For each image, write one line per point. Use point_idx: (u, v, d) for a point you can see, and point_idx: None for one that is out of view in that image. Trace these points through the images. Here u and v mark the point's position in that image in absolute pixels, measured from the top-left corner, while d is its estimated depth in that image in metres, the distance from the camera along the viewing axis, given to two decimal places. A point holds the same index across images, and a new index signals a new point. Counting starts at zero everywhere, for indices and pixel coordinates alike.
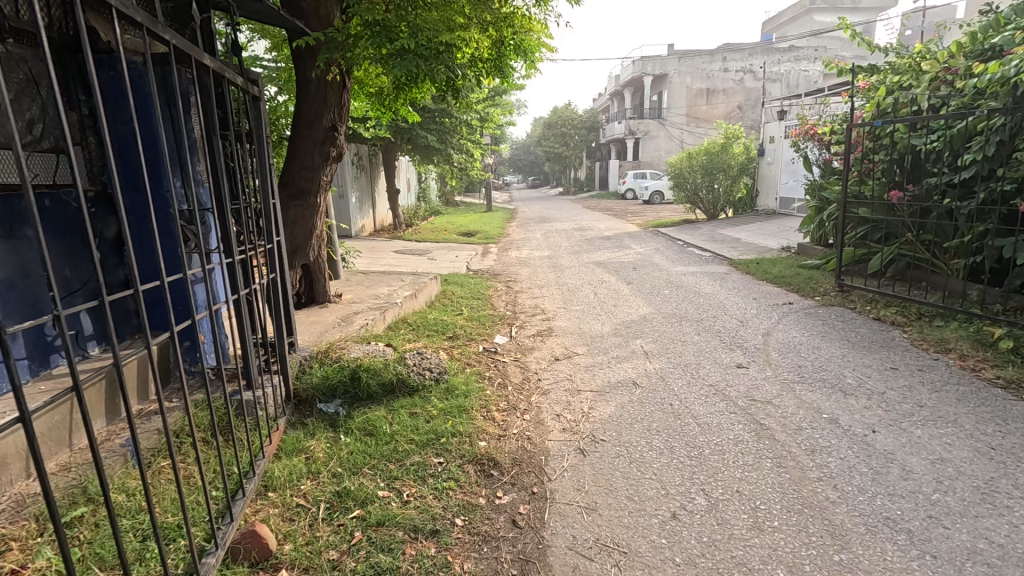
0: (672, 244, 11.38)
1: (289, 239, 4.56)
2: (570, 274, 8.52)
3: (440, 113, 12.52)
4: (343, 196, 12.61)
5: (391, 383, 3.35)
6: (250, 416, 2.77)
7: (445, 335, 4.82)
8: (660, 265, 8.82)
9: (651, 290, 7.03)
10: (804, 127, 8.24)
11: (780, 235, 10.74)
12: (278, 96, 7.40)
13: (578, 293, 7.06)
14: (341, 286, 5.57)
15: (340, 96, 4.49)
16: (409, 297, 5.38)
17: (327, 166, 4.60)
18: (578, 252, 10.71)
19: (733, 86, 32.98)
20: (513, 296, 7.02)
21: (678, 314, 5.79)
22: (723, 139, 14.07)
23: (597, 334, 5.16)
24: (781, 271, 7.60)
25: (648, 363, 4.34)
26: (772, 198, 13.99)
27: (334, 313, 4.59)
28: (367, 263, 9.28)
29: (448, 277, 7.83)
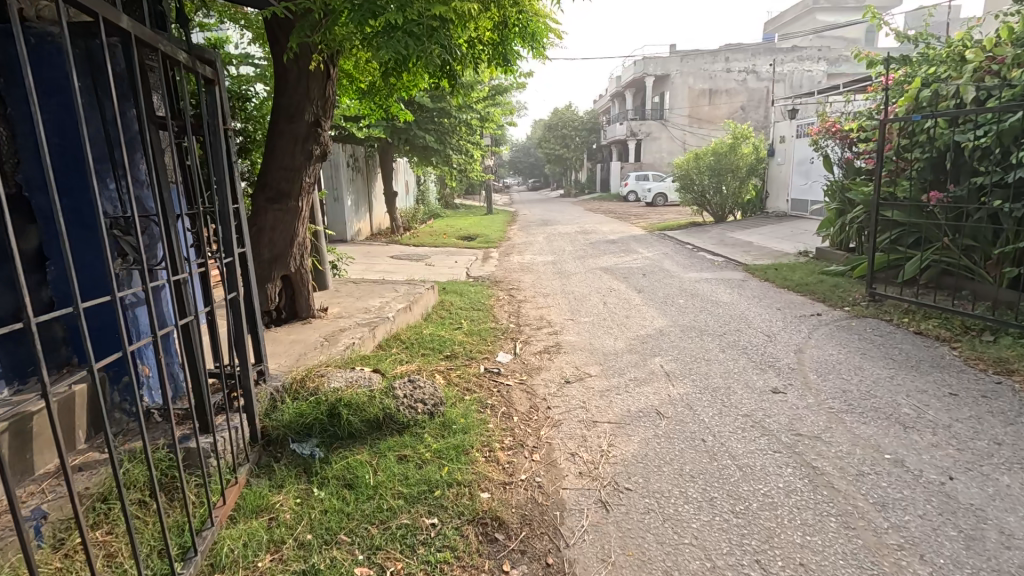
0: (681, 248, 10.89)
1: (268, 247, 4.08)
2: (575, 281, 8.03)
3: (439, 112, 12.03)
4: (338, 199, 12.12)
5: (377, 420, 2.84)
6: (201, 469, 2.26)
7: (442, 354, 4.33)
8: (672, 272, 8.31)
9: (665, 299, 6.54)
10: (825, 124, 7.73)
11: (795, 239, 10.23)
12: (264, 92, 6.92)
13: (586, 303, 6.56)
14: (328, 298, 5.08)
15: (323, 89, 4.02)
16: (403, 311, 4.89)
17: (310, 166, 4.12)
18: (583, 257, 10.21)
19: (736, 87, 32.52)
20: (516, 306, 6.52)
21: (698, 327, 5.30)
22: (731, 139, 13.54)
23: (611, 351, 4.67)
24: (803, 278, 7.11)
25: (672, 387, 3.84)
26: (783, 200, 13.48)
27: (318, 330, 4.09)
28: (361, 270, 8.78)
29: (446, 285, 7.34)
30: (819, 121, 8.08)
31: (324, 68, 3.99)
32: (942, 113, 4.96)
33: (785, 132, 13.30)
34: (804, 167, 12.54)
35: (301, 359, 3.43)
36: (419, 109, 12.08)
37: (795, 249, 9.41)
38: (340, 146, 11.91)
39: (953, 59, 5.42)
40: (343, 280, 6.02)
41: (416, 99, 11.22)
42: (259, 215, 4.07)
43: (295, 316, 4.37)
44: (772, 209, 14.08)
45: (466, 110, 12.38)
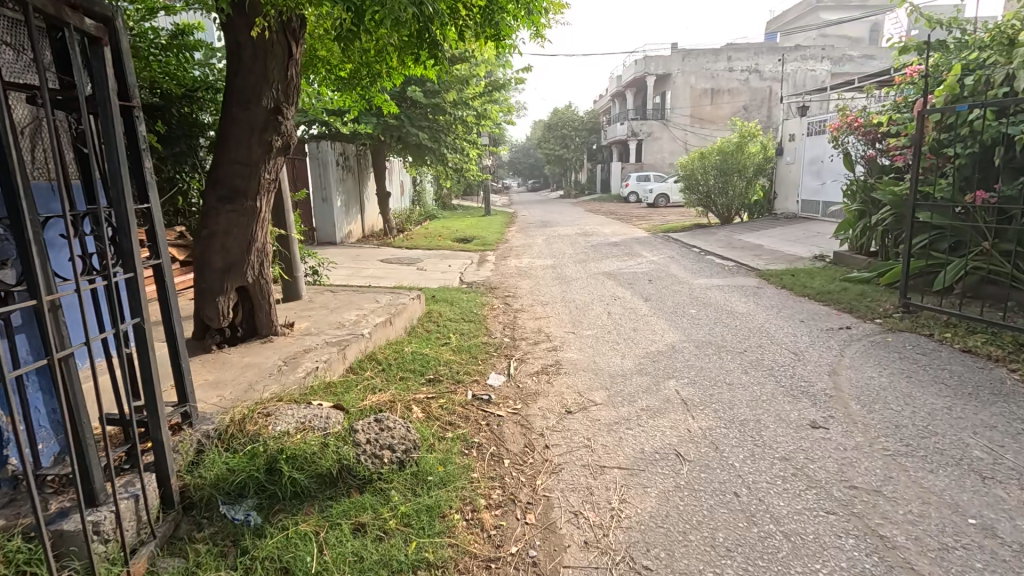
0: (687, 251, 10.33)
1: (220, 255, 3.49)
2: (577, 288, 7.47)
3: (433, 108, 11.44)
4: (327, 199, 11.55)
5: (331, 475, 2.26)
6: (76, 561, 1.68)
7: (424, 377, 3.75)
8: (680, 277, 7.74)
9: (675, 309, 5.98)
10: (847, 119, 7.15)
11: (808, 242, 9.67)
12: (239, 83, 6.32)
13: (588, 313, 5.99)
14: (298, 312, 4.51)
15: (285, 69, 3.45)
16: (383, 326, 4.32)
17: (270, 161, 3.54)
18: (584, 261, 9.65)
19: (739, 86, 32.01)
20: (512, 316, 5.95)
21: (714, 343, 4.72)
22: (738, 137, 12.97)
23: (618, 372, 4.10)
24: (823, 285, 6.54)
25: (692, 420, 3.26)
26: (793, 201, 12.91)
27: (279, 351, 3.52)
28: (347, 275, 8.20)
29: (436, 292, 6.77)
30: (838, 115, 7.51)
31: (283, 45, 3.42)
32: (991, 102, 4.38)
33: (794, 130, 12.72)
34: (815, 167, 11.97)
35: (248, 392, 2.86)
36: (412, 106, 11.50)
37: (810, 253, 8.84)
38: (330, 143, 11.45)
39: (999, 43, 4.86)
40: (321, 289, 5.46)
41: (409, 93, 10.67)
42: (211, 217, 3.48)
43: (255, 334, 3.78)
44: (780, 210, 13.51)
45: (461, 107, 11.80)
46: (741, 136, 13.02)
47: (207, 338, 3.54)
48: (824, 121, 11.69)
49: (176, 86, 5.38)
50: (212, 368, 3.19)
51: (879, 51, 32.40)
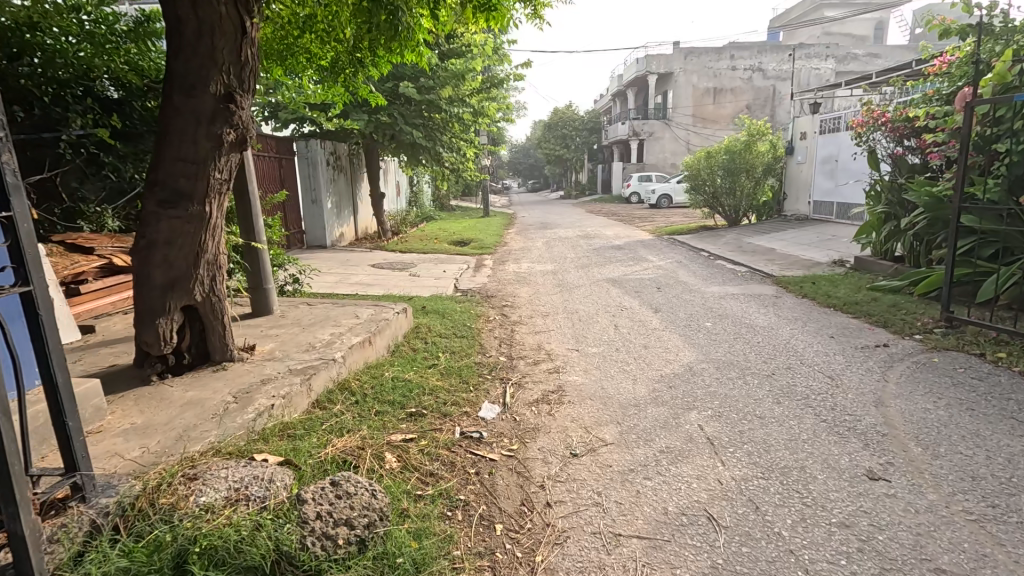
0: (695, 256, 9.79)
1: (162, 269, 2.94)
2: (580, 296, 6.94)
3: (428, 105, 10.89)
4: (316, 200, 11.01)
5: (264, 567, 1.71)
6: None
7: (405, 411, 3.21)
8: (691, 285, 7.19)
9: (689, 321, 5.45)
10: (875, 114, 6.59)
11: (824, 247, 9.13)
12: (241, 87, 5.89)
13: (593, 326, 5.45)
14: (265, 331, 3.96)
15: (239, 50, 2.92)
16: (360, 346, 3.77)
17: (221, 157, 3.00)
18: (586, 267, 9.10)
19: (742, 85, 31.49)
20: (509, 330, 5.40)
21: (738, 364, 4.18)
22: (746, 136, 12.43)
23: (631, 402, 3.55)
24: (849, 294, 6.00)
25: (723, 468, 2.71)
26: (804, 202, 12.36)
27: (231, 382, 2.97)
28: (333, 283, 7.66)
29: (427, 303, 6.23)
30: (863, 110, 6.96)
31: (235, 19, 2.87)
32: None
33: (806, 128, 12.17)
34: (828, 166, 11.42)
35: (179, 442, 2.31)
36: (405, 103, 10.94)
37: (828, 258, 8.30)
38: (319, 142, 10.86)
39: None
40: (297, 301, 4.92)
41: (401, 88, 10.12)
42: (150, 224, 2.91)
43: (207, 359, 3.24)
44: (790, 211, 12.96)
45: (457, 104, 11.26)
46: (750, 134, 12.47)
47: (147, 367, 2.99)
48: (838, 118, 11.14)
49: (140, 77, 4.84)
50: (145, 408, 2.64)
51: (884, 49, 31.83)
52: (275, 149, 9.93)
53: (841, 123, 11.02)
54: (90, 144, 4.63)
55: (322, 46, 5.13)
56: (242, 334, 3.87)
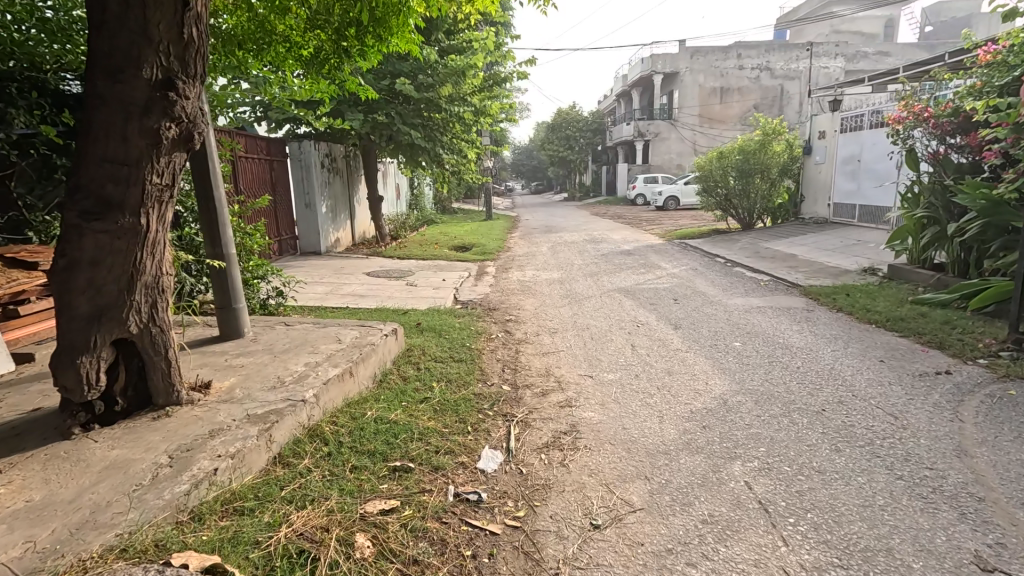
0: (712, 263, 9.19)
1: (86, 295, 2.38)
2: (590, 309, 6.37)
3: (426, 104, 10.34)
4: (310, 205, 10.50)
5: None
6: None
7: (387, 466, 2.64)
8: (712, 297, 6.60)
9: (715, 341, 4.87)
10: (916, 109, 6.01)
11: (851, 253, 8.52)
12: (221, 83, 5.36)
13: (607, 346, 4.86)
14: (229, 361, 3.39)
15: (180, 25, 2.37)
16: (339, 380, 3.21)
17: (161, 158, 2.44)
18: (595, 275, 8.51)
19: (749, 84, 30.85)
20: (513, 352, 4.83)
21: (780, 397, 3.60)
22: (761, 135, 11.82)
23: (659, 449, 2.98)
24: (891, 308, 5.41)
25: (787, 550, 2.14)
26: (823, 204, 11.74)
27: (171, 435, 2.40)
28: (324, 294, 7.12)
29: (423, 319, 5.68)
30: (900, 105, 6.37)
31: None
32: None
33: (825, 127, 11.57)
34: (850, 167, 10.81)
35: (79, 532, 1.75)
36: (403, 102, 10.40)
37: (857, 266, 7.70)
38: (313, 144, 10.34)
39: None
40: (274, 321, 4.35)
41: (398, 85, 9.54)
42: (69, 240, 2.35)
43: (148, 403, 2.67)
44: (808, 214, 12.34)
45: (458, 102, 10.70)
46: (765, 133, 11.86)
47: (67, 416, 2.42)
48: (860, 116, 10.53)
49: None
50: (52, 475, 2.08)
51: (895, 47, 31.14)
52: (266, 150, 9.42)
53: (864, 120, 10.41)
54: (39, 144, 4.12)
55: (304, 34, 4.58)
56: (203, 365, 3.31)
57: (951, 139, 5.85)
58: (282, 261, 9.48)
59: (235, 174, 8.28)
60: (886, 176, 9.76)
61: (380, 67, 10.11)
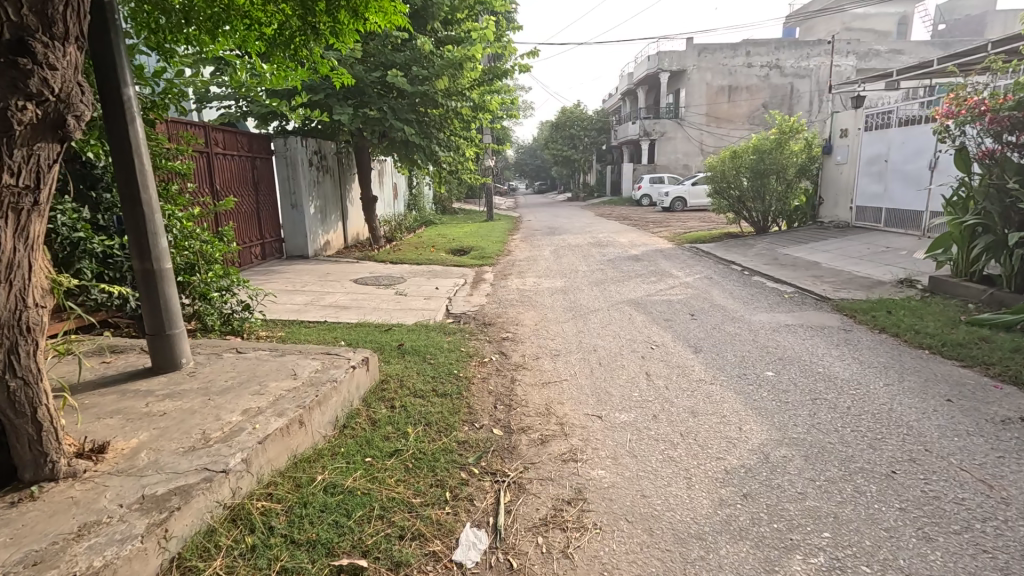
0: (728, 270, 8.48)
1: None
2: (596, 325, 5.69)
3: (421, 99, 9.63)
4: (297, 205, 9.80)
5: None
6: None
7: (330, 567, 1.97)
8: (733, 313, 5.89)
9: (745, 370, 4.17)
10: (970, 102, 5.29)
11: (881, 262, 7.80)
12: (178, 67, 4.68)
13: (618, 376, 4.18)
14: (150, 405, 2.72)
15: None
16: (281, 434, 2.53)
17: (15, 151, 1.76)
18: (602, 284, 7.80)
19: (758, 83, 30.08)
20: (508, 381, 4.14)
21: (835, 452, 2.90)
22: (778, 133, 11.09)
23: (691, 533, 2.30)
24: (943, 329, 4.72)
25: None
26: (844, 207, 11.01)
27: (19, 537, 1.73)
28: (303, 305, 6.46)
29: (407, 338, 5.00)
30: (949, 97, 5.65)
31: None
32: None
33: (847, 124, 10.83)
34: (875, 167, 10.09)
35: None
36: (397, 96, 9.67)
37: (891, 277, 6.98)
38: (299, 140, 9.69)
39: None
40: (225, 346, 3.67)
41: (390, 76, 8.75)
42: None
43: (12, 478, 2.01)
44: (827, 217, 11.62)
45: (456, 96, 10.00)
46: (783, 131, 11.11)
47: None
48: (888, 113, 9.78)
49: None
50: None
51: (909, 44, 30.34)
52: (247, 146, 8.73)
53: (892, 117, 9.67)
54: None
55: (266, 7, 3.88)
56: (114, 413, 2.64)
57: (1009, 136, 5.17)
58: (264, 267, 8.80)
59: (210, 171, 7.60)
60: (916, 177, 9.04)
61: (372, 59, 9.43)
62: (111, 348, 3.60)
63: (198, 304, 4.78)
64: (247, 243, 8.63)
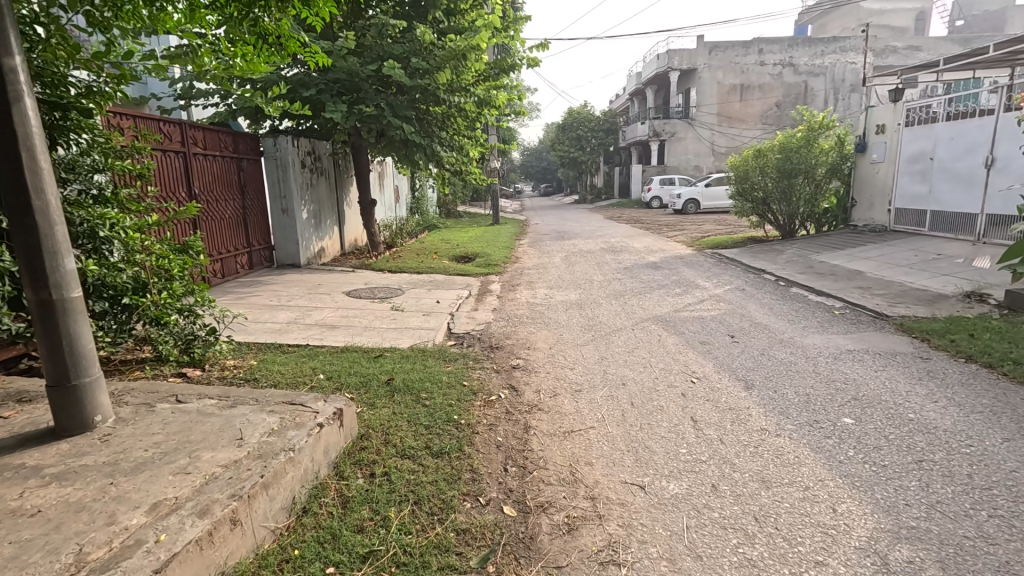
0: (761, 281, 7.65)
1: None
2: (621, 349, 4.88)
3: (421, 94, 8.82)
4: (287, 210, 9.02)
5: None
6: None
7: None
8: (781, 334, 5.07)
9: (816, 415, 3.35)
10: None
11: (936, 271, 6.95)
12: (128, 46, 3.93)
13: (658, 423, 3.37)
14: (26, 495, 1.94)
15: None
16: (198, 549, 1.75)
17: None
18: (622, 297, 6.99)
19: (771, 81, 29.20)
20: (521, 429, 3.33)
21: (982, 557, 2.09)
22: (808, 130, 10.24)
23: None
24: None
25: None
26: (881, 209, 10.15)
27: None
28: (286, 324, 5.71)
29: (399, 368, 4.21)
30: None
31: None
32: None
33: (885, 120, 9.98)
34: (918, 166, 9.24)
35: None
36: (395, 91, 8.91)
37: (954, 290, 6.14)
38: (290, 140, 8.94)
39: None
40: (164, 392, 2.90)
41: (386, 70, 7.96)
42: None
43: None
44: (861, 220, 10.75)
45: (459, 92, 9.21)
46: (813, 128, 10.26)
47: None
48: (932, 106, 8.94)
49: None
50: None
51: (928, 40, 29.30)
52: (233, 147, 7.98)
53: (938, 111, 8.83)
54: None
55: None
56: None
57: None
58: (251, 278, 8.06)
59: (187, 174, 6.87)
60: (968, 176, 8.18)
61: (368, 52, 8.61)
62: (19, 396, 2.84)
63: (150, 330, 4.00)
64: (231, 252, 7.89)
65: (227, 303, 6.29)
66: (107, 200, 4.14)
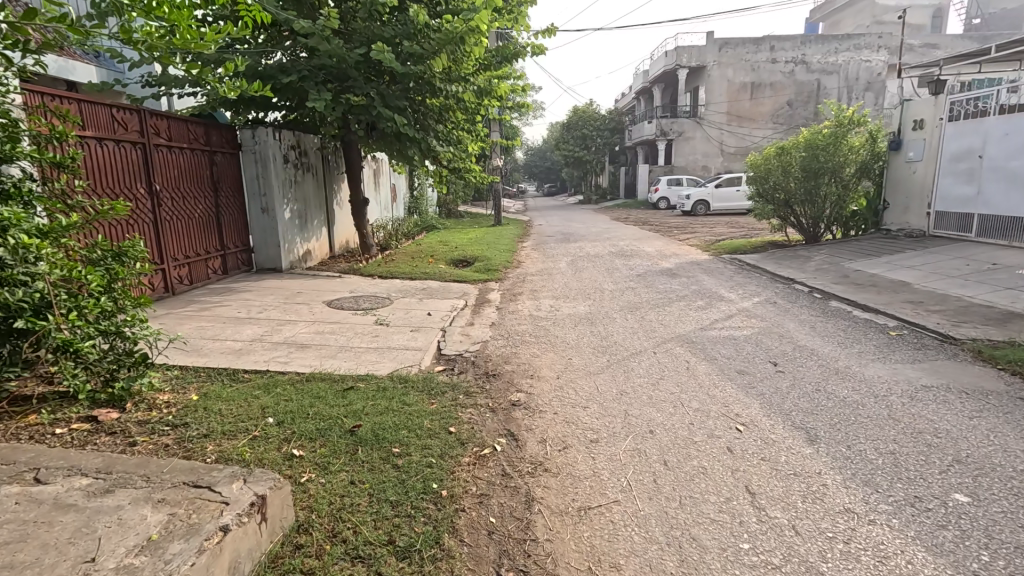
0: (792, 292, 6.81)
1: None
2: (642, 379, 4.05)
3: (415, 82, 7.99)
4: (267, 209, 8.19)
5: None
6: None
7: None
8: (834, 362, 4.24)
9: (913, 489, 2.51)
10: None
11: (996, 284, 6.10)
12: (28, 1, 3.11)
13: (704, 496, 2.53)
14: None
15: None
16: None
17: None
18: (637, 311, 6.14)
19: (783, 80, 28.30)
20: (523, 505, 2.50)
21: None
22: (837, 125, 9.35)
23: None
24: None
25: None
26: (918, 212, 9.28)
27: None
28: (250, 341, 4.90)
29: (371, 407, 3.39)
30: None
31: None
32: None
33: (925, 114, 9.10)
34: (964, 164, 8.38)
35: None
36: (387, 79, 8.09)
37: None
38: (269, 131, 8.10)
39: None
40: (22, 467, 2.07)
41: (376, 55, 7.13)
42: None
43: None
44: (894, 223, 9.87)
45: (458, 81, 8.38)
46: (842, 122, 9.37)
47: None
48: (982, 100, 8.07)
49: None
50: None
51: (946, 38, 28.37)
52: (204, 139, 7.18)
53: (989, 104, 7.97)
54: None
55: None
56: None
57: None
58: (223, 284, 7.26)
59: (144, 166, 6.06)
60: None
61: (356, 35, 7.79)
62: None
63: (60, 359, 3.13)
64: (201, 255, 7.08)
65: (185, 316, 5.50)
66: (14, 198, 3.30)
